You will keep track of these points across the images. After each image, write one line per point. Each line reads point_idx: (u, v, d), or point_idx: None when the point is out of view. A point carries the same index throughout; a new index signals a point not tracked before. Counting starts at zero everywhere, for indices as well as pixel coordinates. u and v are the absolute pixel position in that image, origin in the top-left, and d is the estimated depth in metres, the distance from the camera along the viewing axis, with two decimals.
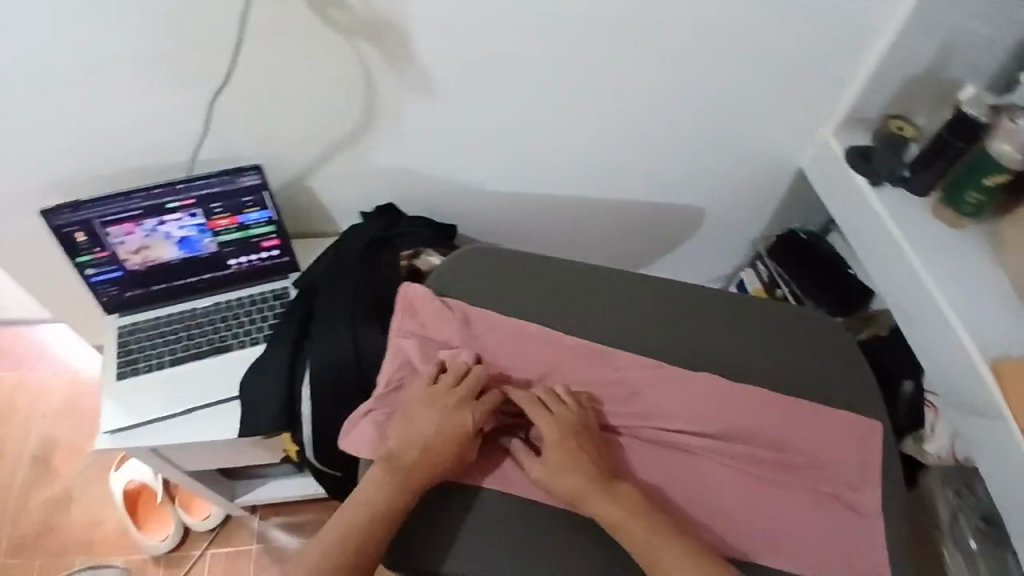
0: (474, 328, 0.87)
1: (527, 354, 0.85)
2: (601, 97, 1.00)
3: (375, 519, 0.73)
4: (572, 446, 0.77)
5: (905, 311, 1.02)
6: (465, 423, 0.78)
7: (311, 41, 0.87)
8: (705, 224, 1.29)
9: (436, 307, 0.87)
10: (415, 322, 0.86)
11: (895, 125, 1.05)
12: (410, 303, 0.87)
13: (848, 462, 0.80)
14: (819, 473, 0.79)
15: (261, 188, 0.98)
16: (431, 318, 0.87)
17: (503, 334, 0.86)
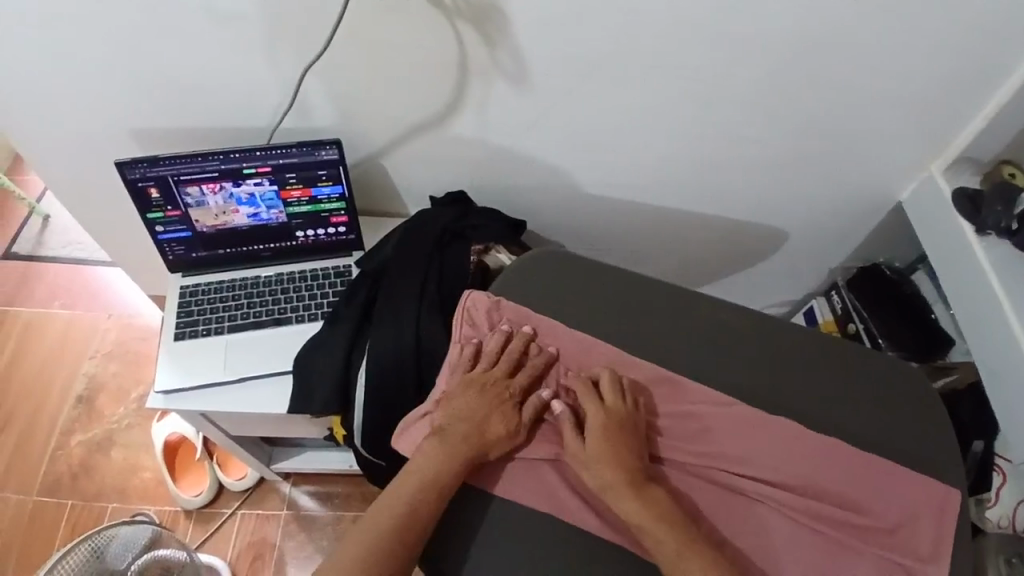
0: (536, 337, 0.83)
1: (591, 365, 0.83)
2: (700, 107, 0.95)
3: (428, 488, 0.73)
4: (617, 439, 0.75)
5: (992, 374, 0.94)
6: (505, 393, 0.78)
7: (413, 20, 0.84)
8: (780, 249, 1.23)
9: (494, 315, 0.84)
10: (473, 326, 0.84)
11: (1007, 171, 0.97)
12: (468, 312, 0.84)
13: (923, 531, 0.74)
14: (891, 539, 0.74)
15: (339, 163, 0.96)
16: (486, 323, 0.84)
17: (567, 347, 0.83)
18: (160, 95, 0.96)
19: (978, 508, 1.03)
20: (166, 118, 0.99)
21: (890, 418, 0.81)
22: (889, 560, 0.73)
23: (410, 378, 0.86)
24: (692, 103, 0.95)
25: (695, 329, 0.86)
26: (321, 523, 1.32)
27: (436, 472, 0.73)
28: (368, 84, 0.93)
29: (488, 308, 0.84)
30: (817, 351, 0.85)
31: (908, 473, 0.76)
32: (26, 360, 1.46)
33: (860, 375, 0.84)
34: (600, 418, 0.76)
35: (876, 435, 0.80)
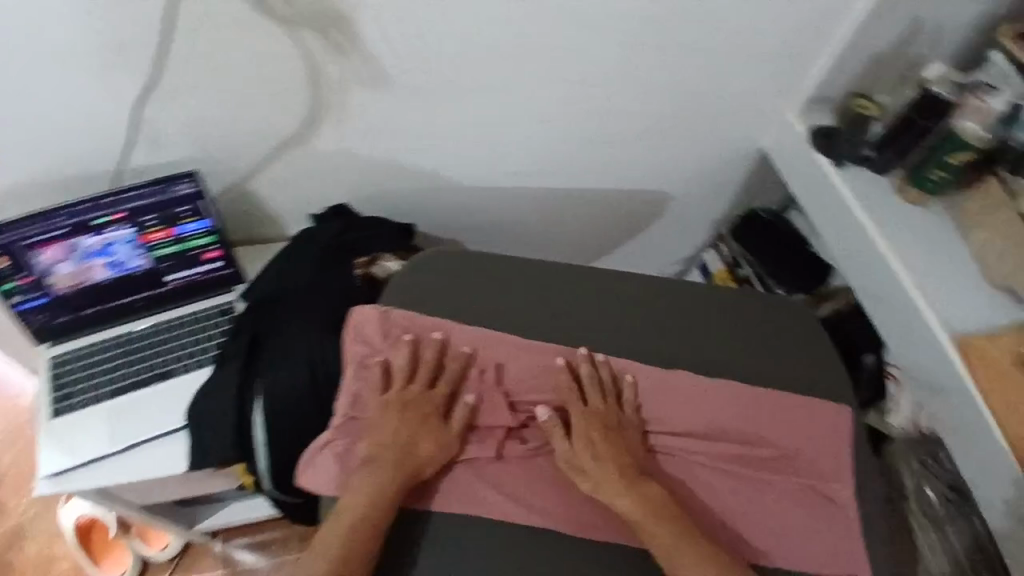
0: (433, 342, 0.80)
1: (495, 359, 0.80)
2: (563, 84, 0.96)
3: (363, 522, 0.70)
4: (604, 443, 0.76)
5: (870, 294, 1.01)
6: (428, 407, 0.77)
7: (249, 35, 0.80)
8: (668, 209, 1.26)
9: (385, 326, 0.81)
10: (361, 341, 0.80)
11: (858, 104, 1.02)
12: (357, 329, 0.80)
13: (823, 453, 0.78)
14: (795, 467, 0.78)
15: (198, 196, 0.90)
16: (377, 336, 0.80)
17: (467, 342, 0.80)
18: None
19: (880, 416, 1.12)
20: None
21: (782, 354, 0.85)
22: (797, 486, 0.77)
23: (309, 407, 0.83)
24: (554, 82, 0.95)
25: (591, 303, 0.86)
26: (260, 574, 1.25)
27: (367, 507, 0.71)
28: (217, 110, 0.88)
29: (377, 322, 0.80)
30: (709, 303, 0.87)
31: (808, 404, 0.80)
32: None
33: (749, 318, 0.87)
34: (582, 423, 0.77)
35: (771, 373, 0.84)
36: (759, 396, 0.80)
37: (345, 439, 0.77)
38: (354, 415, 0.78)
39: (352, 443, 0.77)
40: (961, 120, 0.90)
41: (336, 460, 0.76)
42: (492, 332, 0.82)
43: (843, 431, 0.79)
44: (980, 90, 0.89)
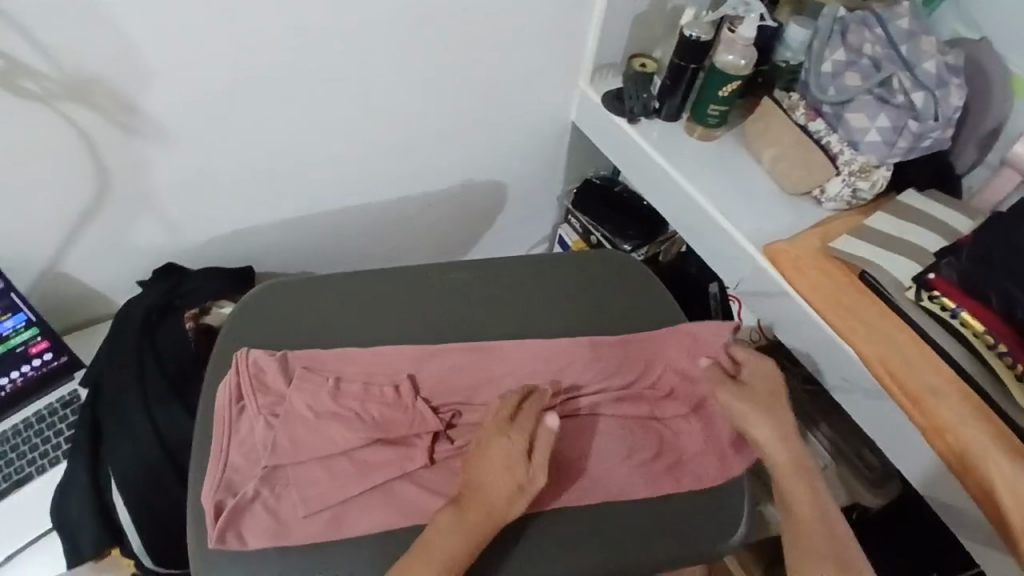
0: (333, 372, 0.81)
1: (379, 372, 0.82)
2: (353, 100, 1.00)
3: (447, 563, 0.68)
4: (764, 402, 0.83)
5: (686, 229, 1.09)
6: (518, 445, 0.75)
7: (5, 116, 0.79)
8: (506, 196, 1.32)
9: (284, 368, 0.80)
10: (264, 390, 0.78)
11: (637, 63, 1.15)
12: (256, 375, 0.79)
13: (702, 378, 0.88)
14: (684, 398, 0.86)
15: (9, 290, 0.89)
16: (279, 381, 0.79)
17: (356, 365, 0.82)
18: None
19: (733, 335, 1.20)
20: None
21: (613, 308, 0.92)
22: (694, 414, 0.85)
23: (168, 471, 0.83)
24: (342, 100, 0.99)
25: (425, 298, 0.89)
26: None
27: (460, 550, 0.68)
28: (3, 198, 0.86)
29: (275, 366, 0.79)
30: (535, 271, 0.93)
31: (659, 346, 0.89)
32: None
33: (583, 282, 0.93)
34: (746, 392, 0.83)
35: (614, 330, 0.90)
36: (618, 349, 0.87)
37: (268, 489, 0.74)
38: (275, 463, 0.74)
39: (278, 489, 0.74)
40: (721, 55, 1.02)
41: (268, 511, 0.72)
42: (349, 350, 0.83)
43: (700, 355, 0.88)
44: (732, 23, 1.01)
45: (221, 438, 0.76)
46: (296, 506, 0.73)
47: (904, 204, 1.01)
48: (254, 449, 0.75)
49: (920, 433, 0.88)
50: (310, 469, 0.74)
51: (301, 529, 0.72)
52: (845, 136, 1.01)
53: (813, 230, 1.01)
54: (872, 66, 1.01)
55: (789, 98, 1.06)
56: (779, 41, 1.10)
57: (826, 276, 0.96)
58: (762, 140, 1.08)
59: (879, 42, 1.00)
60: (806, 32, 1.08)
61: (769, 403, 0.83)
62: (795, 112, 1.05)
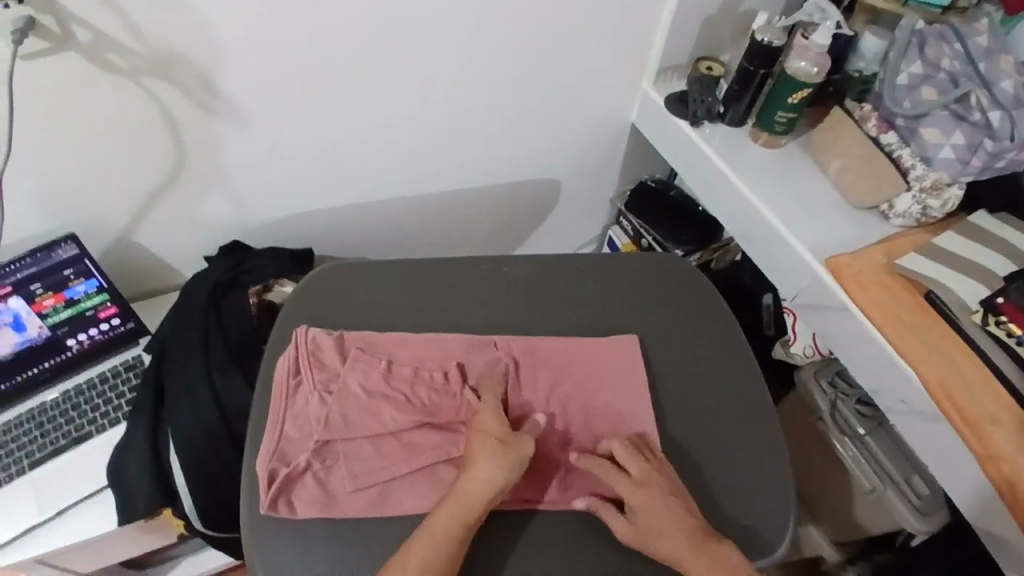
0: (386, 355, 0.82)
1: (432, 357, 0.82)
2: (420, 91, 1.01)
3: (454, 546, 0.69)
4: (658, 502, 0.73)
5: (743, 236, 1.07)
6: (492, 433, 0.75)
7: (96, 89, 0.83)
8: (559, 194, 1.32)
9: (340, 347, 0.82)
10: (320, 366, 0.80)
11: (704, 66, 1.14)
12: (314, 351, 0.81)
13: (750, 386, 0.86)
14: (734, 405, 0.85)
15: (82, 256, 0.92)
16: (335, 358, 0.80)
17: (410, 347, 0.83)
18: None
19: (784, 348, 1.17)
20: None
21: (667, 311, 0.91)
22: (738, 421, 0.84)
23: (223, 439, 0.86)
24: (410, 90, 1.00)
25: (481, 290, 0.90)
26: None
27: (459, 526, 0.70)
28: (85, 169, 0.90)
29: (333, 343, 0.81)
30: (591, 270, 0.93)
31: (712, 356, 0.88)
32: None
33: (638, 284, 0.93)
34: (638, 482, 0.74)
35: (669, 333, 0.89)
36: (667, 354, 0.88)
37: (319, 462, 0.75)
38: (327, 437, 0.75)
39: (329, 462, 0.75)
40: (793, 62, 1.00)
41: (319, 483, 0.74)
42: (403, 333, 0.84)
43: (749, 367, 0.88)
44: (806, 29, 0.99)
45: (276, 408, 0.78)
46: (345, 481, 0.74)
47: (976, 225, 0.98)
48: (308, 421, 0.77)
49: (976, 462, 0.84)
50: (360, 445, 0.75)
51: (350, 502, 0.73)
52: (917, 151, 0.97)
53: (879, 245, 0.99)
54: (949, 81, 0.97)
55: (860, 109, 1.03)
56: (853, 51, 1.07)
57: (889, 295, 0.93)
58: (829, 151, 1.05)
59: (958, 58, 0.97)
60: (883, 43, 1.04)
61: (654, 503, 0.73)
62: (866, 124, 1.02)
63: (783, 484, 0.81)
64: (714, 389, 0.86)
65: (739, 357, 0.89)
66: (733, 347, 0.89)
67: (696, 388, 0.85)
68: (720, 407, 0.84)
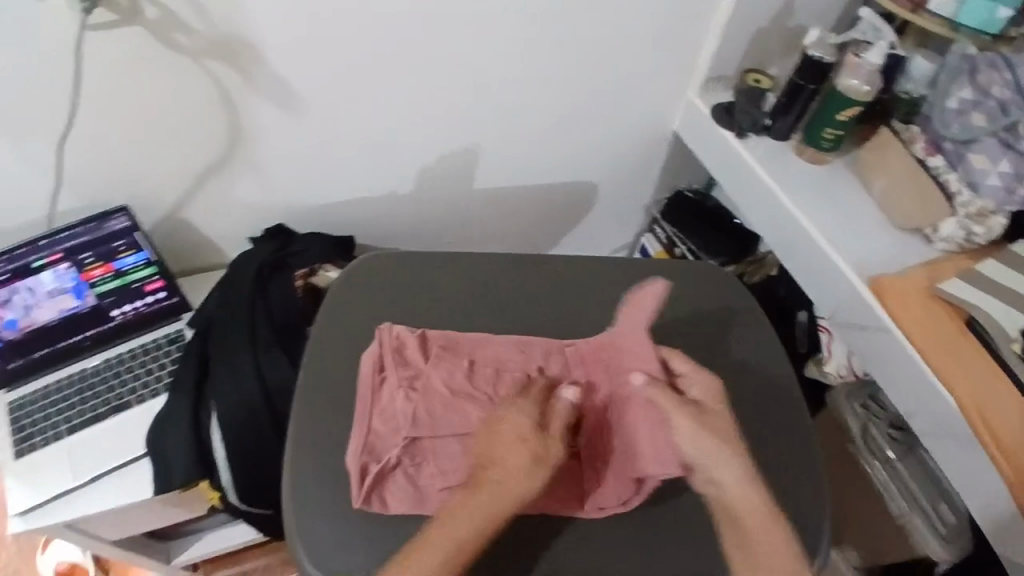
0: (468, 355, 0.83)
1: (505, 357, 0.83)
2: (471, 87, 1.02)
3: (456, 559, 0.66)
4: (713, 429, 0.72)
5: (785, 250, 1.08)
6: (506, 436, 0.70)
7: (158, 67, 0.84)
8: (595, 198, 1.33)
9: (422, 346, 0.83)
10: (402, 363, 0.81)
11: (752, 78, 1.12)
12: (398, 349, 0.82)
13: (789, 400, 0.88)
14: (775, 420, 0.85)
15: (132, 229, 0.94)
16: (418, 355, 0.81)
17: (488, 347, 0.84)
18: None
19: (818, 366, 1.18)
20: None
21: (705, 322, 0.92)
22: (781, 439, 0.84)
23: (264, 416, 0.88)
24: (461, 87, 1.01)
25: (522, 288, 0.92)
26: None
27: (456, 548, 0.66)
28: (141, 143, 0.91)
29: (417, 342, 0.82)
30: (631, 275, 0.95)
31: (749, 364, 0.90)
32: None
33: (679, 292, 0.95)
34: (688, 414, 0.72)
35: (710, 340, 0.91)
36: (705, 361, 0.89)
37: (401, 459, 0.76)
38: (415, 435, 0.76)
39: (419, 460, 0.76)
40: (844, 79, 1.00)
41: (409, 481, 0.75)
42: (487, 334, 0.85)
43: (787, 378, 0.90)
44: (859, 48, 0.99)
45: (363, 404, 0.79)
46: (435, 479, 0.75)
47: (1019, 253, 0.97)
48: (395, 418, 0.78)
49: (1007, 490, 0.84)
50: (448, 443, 0.76)
51: (437, 500, 0.74)
52: (964, 176, 0.97)
53: (921, 268, 0.98)
54: (999, 108, 0.95)
55: (909, 131, 1.03)
56: (901, 72, 1.06)
57: (932, 316, 0.93)
58: (877, 171, 1.06)
59: (1008, 87, 0.94)
60: (933, 66, 1.04)
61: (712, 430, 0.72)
62: (914, 145, 1.01)
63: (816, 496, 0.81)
64: (750, 396, 0.87)
65: (775, 365, 0.90)
66: (772, 357, 0.91)
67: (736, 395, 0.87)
68: (765, 424, 0.85)
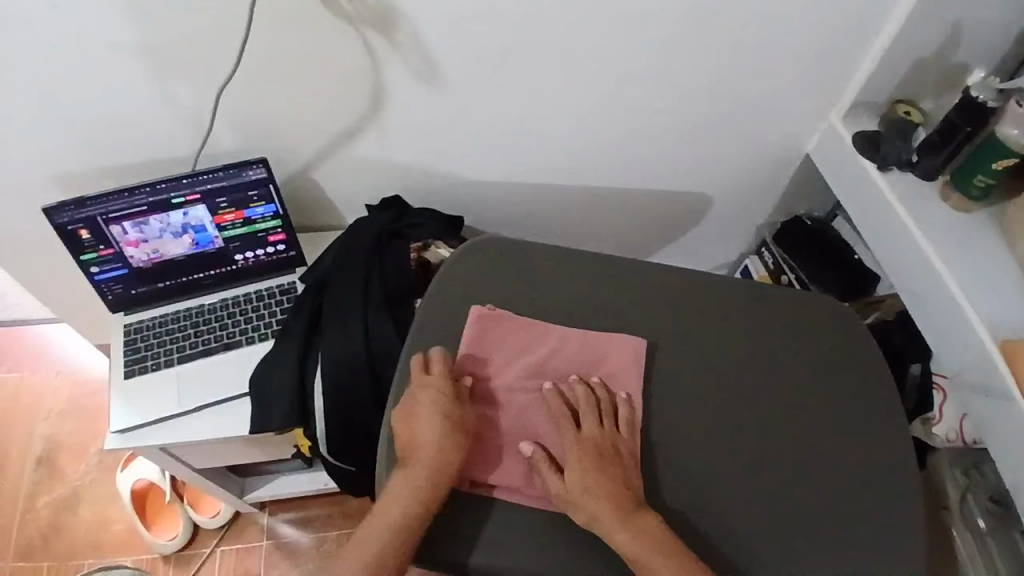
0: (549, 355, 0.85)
1: (589, 364, 0.86)
2: (608, 86, 1.01)
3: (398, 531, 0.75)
4: (592, 458, 0.78)
5: (910, 296, 1.02)
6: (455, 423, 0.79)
7: (319, 32, 0.87)
8: (705, 212, 1.30)
9: (508, 338, 0.86)
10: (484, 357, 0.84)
11: (902, 110, 1.06)
12: (480, 337, 0.85)
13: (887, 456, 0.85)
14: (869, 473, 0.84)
15: (267, 182, 0.97)
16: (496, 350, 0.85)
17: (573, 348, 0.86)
18: (77, 138, 0.96)
19: (924, 427, 1.10)
20: (86, 160, 0.99)
21: (811, 358, 0.90)
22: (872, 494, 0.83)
23: (365, 379, 0.92)
24: (598, 84, 1.00)
25: (630, 293, 0.92)
26: (302, 548, 1.33)
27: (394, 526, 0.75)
28: (291, 101, 0.96)
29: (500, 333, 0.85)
30: (742, 298, 0.93)
31: (846, 402, 0.88)
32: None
33: (788, 318, 0.92)
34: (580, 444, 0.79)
35: (808, 371, 0.89)
36: (809, 393, 0.88)
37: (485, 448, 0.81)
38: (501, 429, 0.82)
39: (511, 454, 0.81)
40: (1005, 126, 0.91)
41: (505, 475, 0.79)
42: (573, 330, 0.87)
43: (888, 425, 0.87)
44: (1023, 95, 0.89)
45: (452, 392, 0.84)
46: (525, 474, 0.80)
47: None
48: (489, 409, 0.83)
49: None
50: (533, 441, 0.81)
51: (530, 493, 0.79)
52: None
53: None
54: None
55: None
56: None
57: None
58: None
59: None
60: None
61: (600, 468, 0.77)
62: None
63: (897, 554, 0.80)
64: (843, 439, 0.86)
65: (876, 409, 0.88)
66: (874, 400, 0.89)
67: (826, 432, 0.86)
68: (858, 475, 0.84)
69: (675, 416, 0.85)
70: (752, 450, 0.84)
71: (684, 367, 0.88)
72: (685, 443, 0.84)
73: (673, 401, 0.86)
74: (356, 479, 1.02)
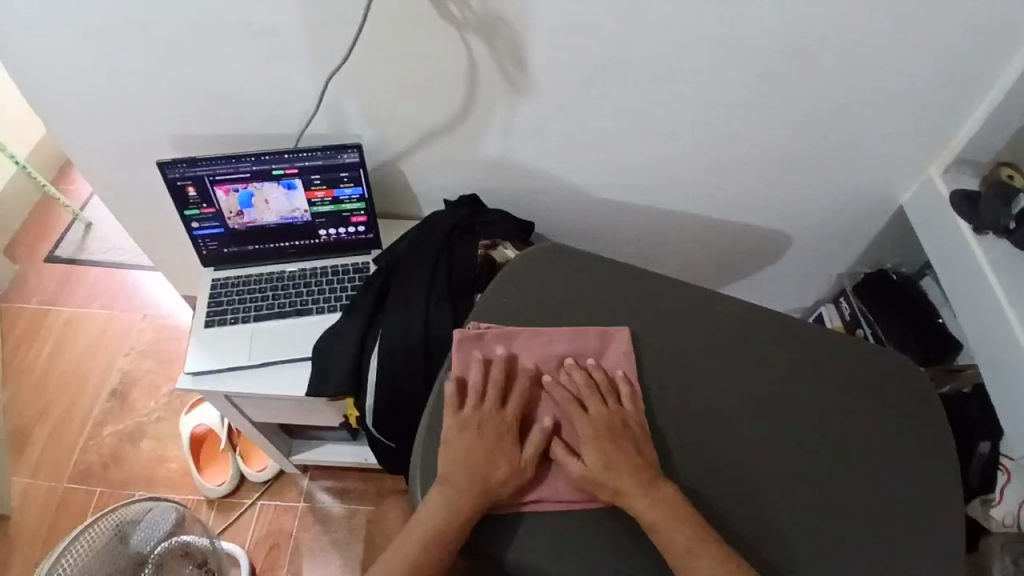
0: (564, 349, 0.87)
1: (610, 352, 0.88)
2: (695, 113, 1.01)
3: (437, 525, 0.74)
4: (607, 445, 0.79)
5: (989, 367, 0.97)
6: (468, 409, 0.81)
7: (427, 34, 0.93)
8: (777, 252, 1.28)
9: (532, 333, 0.88)
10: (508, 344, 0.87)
11: (1005, 173, 0.99)
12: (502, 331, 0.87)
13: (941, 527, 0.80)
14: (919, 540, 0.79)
15: (359, 166, 1.04)
16: (519, 341, 0.87)
17: (586, 335, 0.88)
18: (197, 103, 1.05)
19: (983, 507, 1.04)
20: (202, 125, 1.09)
21: (869, 407, 0.87)
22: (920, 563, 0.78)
23: (419, 362, 0.96)
24: (686, 110, 1.01)
25: (686, 318, 0.92)
26: (334, 516, 1.39)
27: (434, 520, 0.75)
28: (391, 94, 1.02)
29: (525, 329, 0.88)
30: (803, 342, 0.91)
31: (908, 463, 0.83)
32: (80, 359, 1.58)
33: (849, 369, 0.89)
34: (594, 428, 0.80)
35: (852, 413, 0.86)
36: (866, 447, 0.84)
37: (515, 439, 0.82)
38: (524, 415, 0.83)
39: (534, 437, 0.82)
40: None
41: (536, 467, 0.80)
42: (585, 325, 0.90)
43: (945, 493, 0.82)
44: None
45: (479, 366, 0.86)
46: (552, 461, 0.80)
47: None
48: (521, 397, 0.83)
49: None
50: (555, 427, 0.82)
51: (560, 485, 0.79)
52: None
53: None
54: None
55: None
56: None
57: None
58: None
59: None
60: None
61: (612, 447, 0.78)
62: None
63: None
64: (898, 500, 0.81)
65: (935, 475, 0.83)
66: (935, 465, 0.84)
67: (868, 480, 0.82)
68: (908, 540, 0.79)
69: (720, 450, 0.83)
70: (802, 494, 0.80)
71: (722, 394, 0.86)
72: (728, 477, 0.81)
73: (705, 429, 0.84)
74: (396, 456, 1.06)
